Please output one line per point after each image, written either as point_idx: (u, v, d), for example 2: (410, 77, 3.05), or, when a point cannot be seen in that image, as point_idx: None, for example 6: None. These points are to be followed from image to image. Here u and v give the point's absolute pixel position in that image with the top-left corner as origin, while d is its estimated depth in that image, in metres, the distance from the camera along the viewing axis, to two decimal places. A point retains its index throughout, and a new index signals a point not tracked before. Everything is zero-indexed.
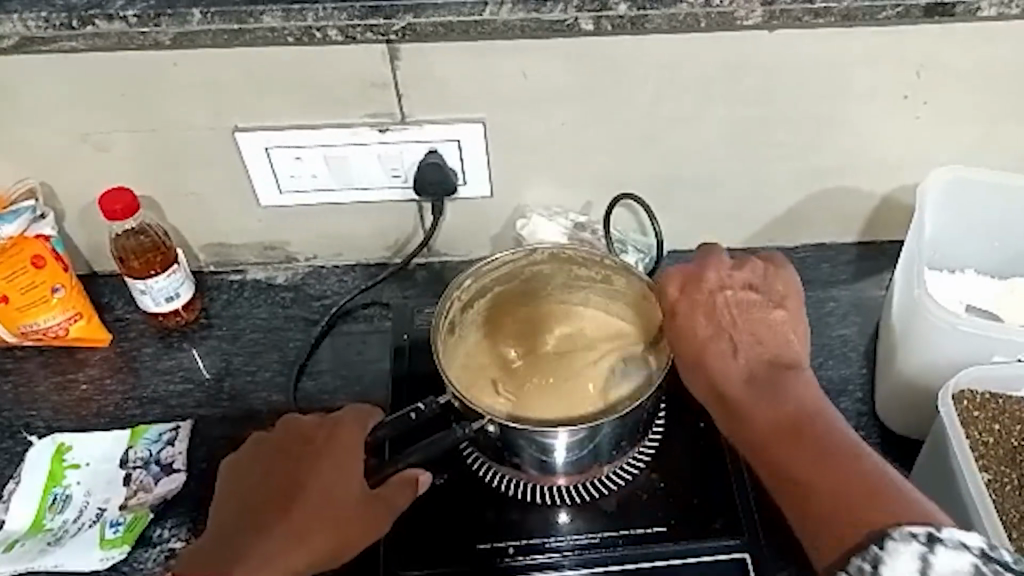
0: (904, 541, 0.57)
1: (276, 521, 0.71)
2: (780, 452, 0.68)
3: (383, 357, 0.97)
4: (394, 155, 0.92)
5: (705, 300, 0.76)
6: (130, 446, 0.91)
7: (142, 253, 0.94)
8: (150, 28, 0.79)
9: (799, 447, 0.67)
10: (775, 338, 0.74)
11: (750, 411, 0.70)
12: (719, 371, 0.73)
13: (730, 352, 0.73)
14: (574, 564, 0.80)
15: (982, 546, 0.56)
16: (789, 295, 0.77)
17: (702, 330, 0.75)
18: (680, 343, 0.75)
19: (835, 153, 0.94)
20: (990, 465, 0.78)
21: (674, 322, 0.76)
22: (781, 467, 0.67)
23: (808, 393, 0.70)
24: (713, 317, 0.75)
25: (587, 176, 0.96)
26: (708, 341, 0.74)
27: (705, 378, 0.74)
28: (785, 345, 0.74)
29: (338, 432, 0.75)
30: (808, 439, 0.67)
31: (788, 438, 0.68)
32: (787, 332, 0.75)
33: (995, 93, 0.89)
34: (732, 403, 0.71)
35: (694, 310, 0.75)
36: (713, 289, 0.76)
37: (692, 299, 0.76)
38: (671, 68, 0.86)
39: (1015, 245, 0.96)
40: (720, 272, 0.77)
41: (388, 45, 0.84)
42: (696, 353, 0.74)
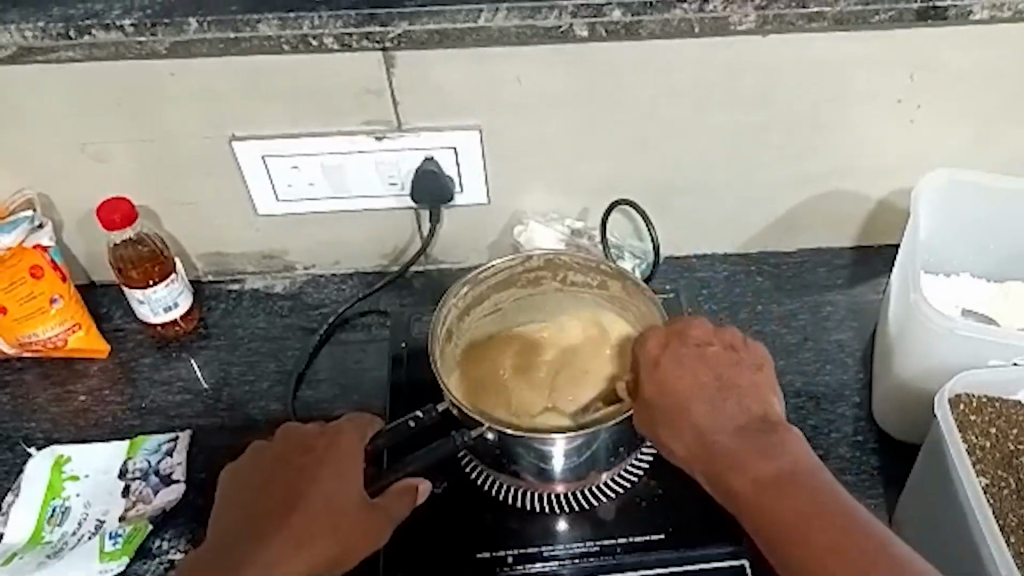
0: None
1: (277, 529, 0.71)
2: (775, 509, 0.65)
3: (381, 366, 0.97)
4: (390, 163, 0.92)
5: (687, 357, 0.72)
6: (129, 457, 0.91)
7: (139, 262, 0.94)
8: (146, 37, 0.79)
9: (795, 504, 0.64)
10: (759, 393, 0.71)
11: (741, 468, 0.67)
12: (708, 430, 0.69)
13: (716, 410, 0.70)
14: (572, 572, 0.80)
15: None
16: (763, 353, 0.74)
17: (687, 388, 0.71)
18: (663, 401, 0.71)
19: (832, 157, 0.94)
20: (987, 469, 0.78)
21: (655, 380, 0.72)
22: (779, 525, 0.64)
23: (797, 450, 0.68)
24: (698, 375, 0.71)
25: (583, 183, 0.96)
26: (693, 399, 0.70)
27: (691, 436, 0.70)
28: (768, 401, 0.71)
29: (337, 439, 0.76)
30: (803, 494, 0.65)
31: (783, 498, 0.65)
32: (768, 389, 0.72)
33: (988, 96, 0.89)
34: (723, 461, 0.68)
35: (677, 366, 0.72)
36: (697, 346, 0.73)
37: (674, 357, 0.72)
38: (667, 75, 0.87)
39: (1010, 247, 0.96)
40: (703, 330, 0.74)
41: (384, 52, 0.84)
42: (681, 411, 0.70)
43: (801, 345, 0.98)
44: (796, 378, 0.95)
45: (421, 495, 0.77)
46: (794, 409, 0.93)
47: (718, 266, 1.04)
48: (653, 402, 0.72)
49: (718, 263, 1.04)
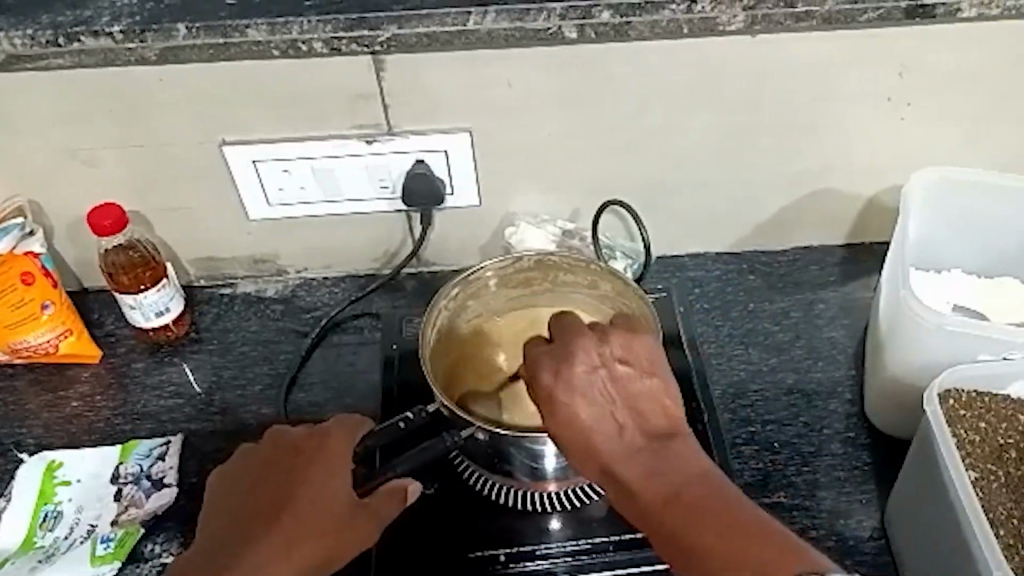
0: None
1: (265, 530, 0.71)
2: (679, 527, 0.61)
3: (374, 368, 0.97)
4: (381, 166, 0.92)
5: (580, 382, 0.67)
6: (121, 462, 0.91)
7: (130, 268, 0.94)
8: (136, 44, 0.80)
9: (698, 516, 0.61)
10: (655, 408, 0.67)
11: (646, 492, 0.63)
12: (609, 456, 0.65)
13: (613, 434, 0.66)
14: (565, 570, 0.80)
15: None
16: (656, 360, 0.70)
17: (582, 415, 0.66)
18: (562, 429, 0.67)
19: (819, 155, 0.95)
20: (976, 463, 0.78)
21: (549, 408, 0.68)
22: (685, 539, 0.61)
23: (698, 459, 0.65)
24: (592, 399, 0.67)
25: (573, 183, 0.96)
26: (589, 427, 0.66)
27: (595, 463, 0.66)
28: (665, 413, 0.67)
29: (326, 441, 0.75)
30: (703, 504, 0.61)
31: (688, 513, 0.61)
32: (664, 398, 0.68)
33: (974, 93, 0.90)
34: (627, 487, 0.64)
35: (570, 392, 0.67)
36: (586, 368, 0.67)
37: (566, 383, 0.67)
38: (655, 75, 0.87)
39: (998, 243, 0.96)
40: (588, 349, 0.68)
41: (374, 56, 0.84)
42: (580, 440, 0.66)
43: (793, 343, 0.98)
44: (788, 375, 0.95)
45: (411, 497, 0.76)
46: (786, 406, 0.93)
47: (709, 265, 1.04)
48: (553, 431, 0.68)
49: (710, 262, 1.04)
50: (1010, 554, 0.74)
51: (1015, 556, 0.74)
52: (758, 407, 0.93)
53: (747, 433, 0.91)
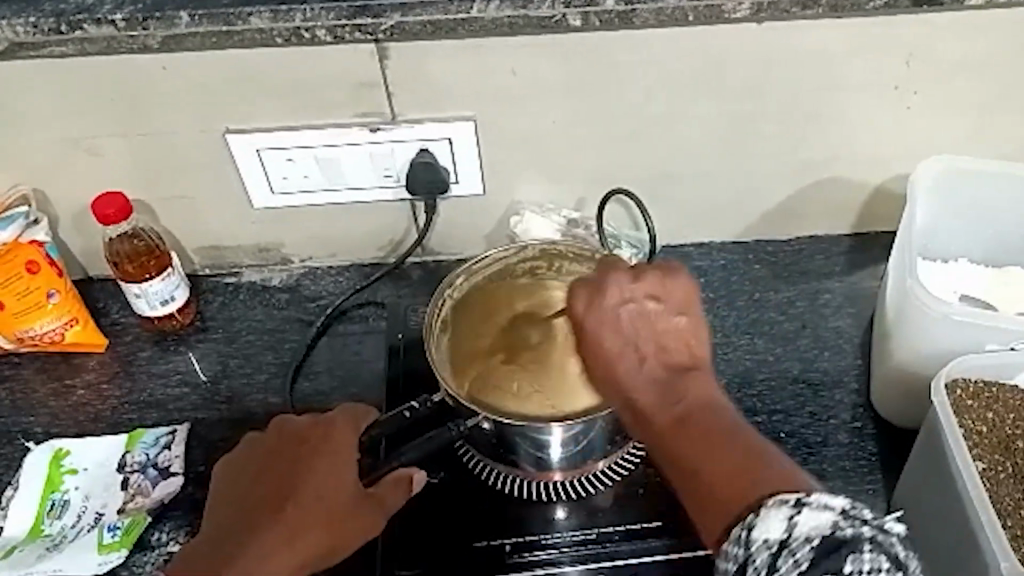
0: (774, 506, 0.58)
1: (271, 519, 0.71)
2: (682, 450, 0.65)
3: (379, 357, 0.97)
4: (386, 154, 0.92)
5: (608, 315, 0.70)
6: (127, 451, 0.91)
7: (135, 257, 0.94)
8: (138, 32, 0.79)
9: (701, 444, 0.64)
10: (679, 343, 0.69)
11: (657, 418, 0.67)
12: (627, 384, 0.69)
13: (633, 364, 0.69)
14: (571, 560, 0.80)
15: (847, 506, 0.57)
16: (691, 298, 0.71)
17: (606, 345, 0.70)
18: (586, 357, 0.71)
19: (827, 144, 0.94)
20: (983, 453, 0.78)
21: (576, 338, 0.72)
22: (681, 457, 0.65)
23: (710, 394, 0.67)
24: (619, 330, 0.69)
25: (578, 172, 0.96)
26: (611, 356, 0.69)
27: (610, 391, 0.70)
28: (688, 349, 0.69)
29: (331, 432, 0.75)
30: (709, 433, 0.65)
31: (688, 437, 0.65)
32: (689, 335, 0.70)
33: (983, 80, 0.89)
34: (638, 412, 0.68)
35: (597, 323, 0.70)
36: (616, 303, 0.70)
37: (596, 314, 0.70)
38: (661, 63, 0.86)
39: (1007, 232, 0.96)
40: (620, 284, 0.70)
41: (377, 44, 0.84)
42: (601, 369, 0.70)
43: (799, 332, 0.98)
44: (794, 365, 0.95)
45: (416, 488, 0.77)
46: (792, 396, 0.93)
47: (715, 254, 1.04)
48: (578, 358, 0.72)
49: (716, 251, 1.04)
50: (1016, 545, 0.74)
51: (1021, 546, 0.74)
52: (763, 397, 0.93)
53: (753, 423, 0.91)
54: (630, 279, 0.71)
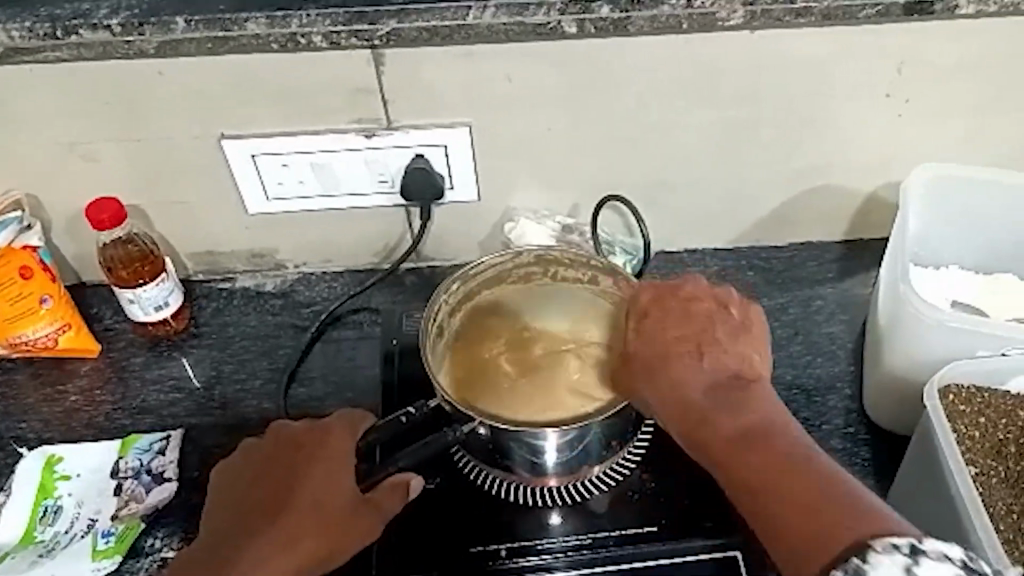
0: (886, 552, 0.56)
1: (267, 526, 0.71)
2: (735, 445, 0.67)
3: (374, 363, 0.97)
4: (381, 160, 0.92)
5: (673, 316, 0.76)
6: (120, 457, 0.91)
7: (129, 262, 0.94)
8: (134, 37, 0.80)
9: (768, 453, 0.66)
10: (741, 353, 0.73)
11: (710, 411, 0.70)
12: (684, 375, 0.72)
13: (693, 359, 0.73)
14: (567, 564, 0.80)
15: (964, 558, 0.56)
16: (754, 315, 0.76)
17: (671, 338, 0.74)
18: (643, 349, 0.75)
19: (820, 150, 0.94)
20: (976, 458, 0.78)
21: (637, 331, 0.77)
22: (747, 467, 0.66)
23: (772, 406, 0.70)
24: (687, 327, 0.74)
25: (573, 178, 0.96)
26: (672, 347, 0.74)
27: (659, 383, 0.73)
28: (751, 361, 0.73)
29: (327, 438, 0.75)
30: (763, 432, 0.67)
31: (754, 446, 0.67)
32: (751, 348, 0.74)
33: (974, 89, 0.90)
34: (690, 403, 0.71)
35: (665, 318, 0.76)
36: (682, 305, 0.76)
37: (666, 309, 0.76)
38: (655, 71, 0.87)
39: (997, 240, 0.96)
40: (689, 288, 0.77)
41: (372, 50, 0.84)
42: (658, 360, 0.74)
43: (792, 339, 0.98)
44: (787, 371, 0.96)
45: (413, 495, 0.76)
46: (785, 402, 0.93)
47: (709, 260, 1.04)
48: (632, 351, 0.76)
49: (709, 257, 1.04)
50: (1010, 549, 0.75)
51: (1014, 550, 0.74)
52: None
53: None
54: (697, 285, 0.77)
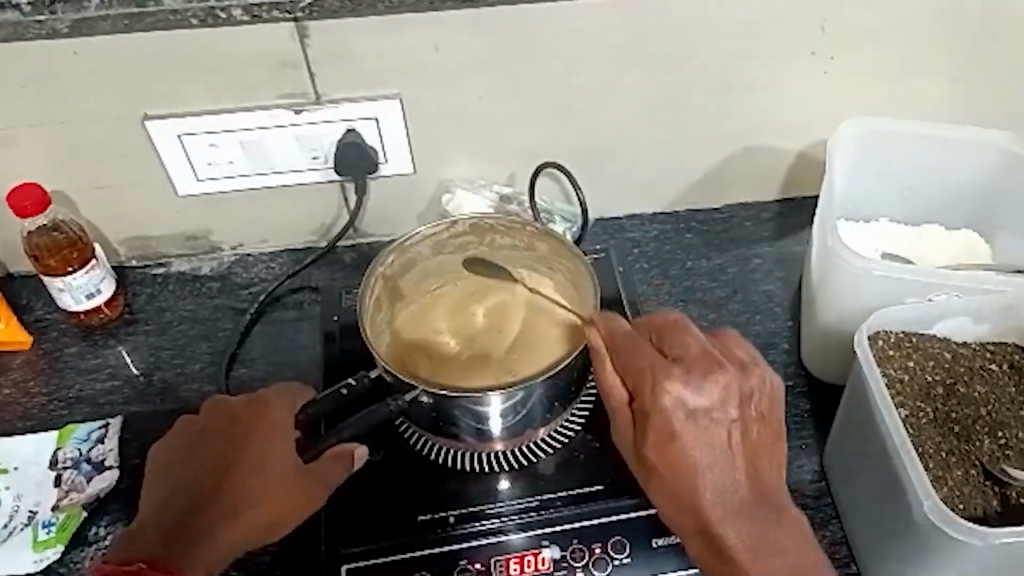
0: None
1: (209, 501, 0.70)
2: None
3: (315, 342, 0.96)
4: (312, 136, 0.91)
5: (685, 434, 0.67)
6: (59, 447, 0.89)
7: (56, 250, 0.92)
8: (46, 16, 0.78)
9: None
10: (753, 459, 0.69)
11: (721, 528, 0.67)
12: (708, 487, 0.67)
13: (715, 468, 0.68)
14: (517, 526, 0.80)
15: None
16: (758, 394, 0.69)
17: (702, 444, 0.67)
18: (661, 456, 0.68)
19: (748, 111, 0.96)
20: (906, 401, 0.78)
21: (653, 436, 0.68)
22: None
23: (791, 529, 0.68)
24: (708, 436, 0.68)
25: (507, 148, 0.96)
26: (702, 458, 0.67)
27: (670, 491, 0.69)
28: (763, 465, 0.69)
29: (267, 413, 0.74)
30: (771, 548, 0.67)
31: None
32: (763, 442, 0.69)
33: (897, 43, 0.91)
34: (712, 519, 0.68)
35: (687, 426, 0.67)
36: (691, 418, 0.67)
37: (694, 414, 0.67)
38: (584, 35, 0.87)
39: (923, 192, 0.99)
40: (688, 390, 0.68)
41: (296, 23, 0.83)
42: (675, 472, 0.68)
43: (731, 297, 1.00)
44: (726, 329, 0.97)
45: (355, 467, 0.75)
46: None
47: (647, 225, 1.06)
48: (655, 452, 0.68)
49: (648, 222, 1.06)
50: (938, 485, 0.74)
51: (943, 486, 0.74)
52: None
53: None
54: (699, 383, 0.68)
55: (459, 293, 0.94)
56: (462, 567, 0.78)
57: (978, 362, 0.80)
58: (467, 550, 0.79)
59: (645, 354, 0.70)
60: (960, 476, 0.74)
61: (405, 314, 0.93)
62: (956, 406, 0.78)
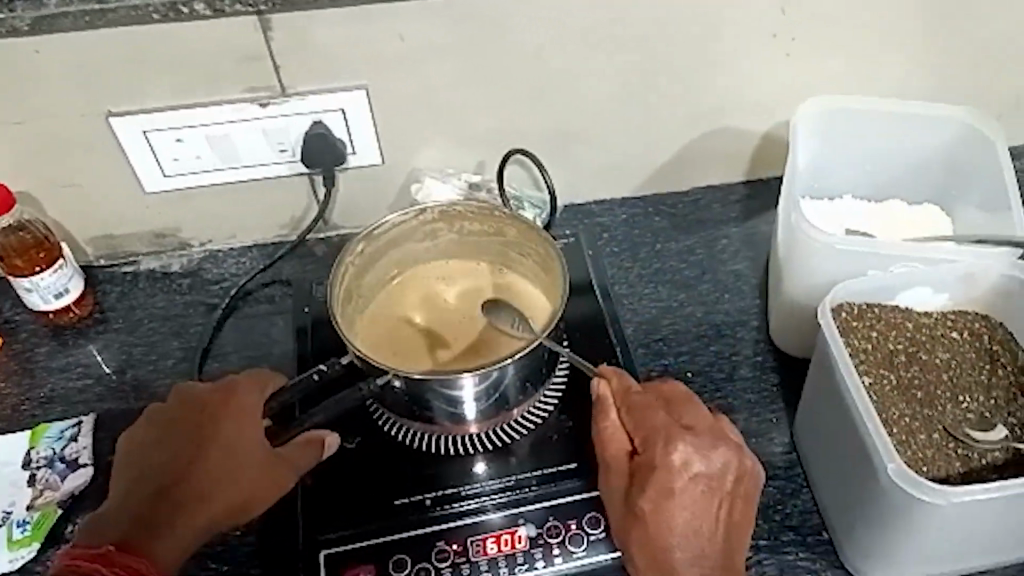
0: None
1: (179, 485, 0.70)
2: None
3: (289, 335, 0.96)
4: (279, 129, 0.91)
5: (680, 493, 0.68)
6: (32, 447, 0.88)
7: (23, 250, 0.91)
8: (4, 14, 0.77)
9: None
10: (731, 530, 0.69)
11: None
12: (684, 547, 0.68)
13: (697, 531, 0.68)
14: (493, 506, 0.81)
15: None
16: (750, 471, 0.70)
17: (692, 505, 0.68)
18: (650, 511, 0.68)
19: (712, 94, 0.97)
20: (869, 368, 0.80)
21: (648, 491, 0.68)
22: None
23: None
24: (706, 499, 0.69)
25: (475, 137, 0.97)
26: (687, 518, 0.68)
27: (651, 543, 0.68)
28: (736, 538, 0.69)
29: (234, 399, 0.74)
30: None
31: None
32: (743, 515, 0.70)
33: (854, 23, 0.93)
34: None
35: (687, 488, 0.68)
36: (690, 482, 0.68)
37: (695, 477, 0.68)
38: (546, 20, 0.87)
39: (883, 169, 1.01)
40: (697, 455, 0.69)
41: (259, 16, 0.83)
42: (660, 529, 0.68)
43: (700, 278, 1.01)
44: (697, 309, 0.98)
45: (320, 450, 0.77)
46: (697, 336, 0.96)
47: (617, 210, 1.07)
48: (645, 506, 0.68)
49: (617, 207, 1.07)
50: (902, 449, 0.75)
51: (907, 450, 0.75)
52: (668, 341, 0.96)
53: (661, 365, 0.94)
54: (708, 448, 0.69)
55: (431, 280, 0.95)
56: (439, 549, 0.78)
57: (938, 330, 0.82)
58: (444, 532, 0.80)
59: (657, 416, 0.71)
60: (924, 439, 0.76)
61: (376, 302, 0.94)
62: (917, 372, 0.80)
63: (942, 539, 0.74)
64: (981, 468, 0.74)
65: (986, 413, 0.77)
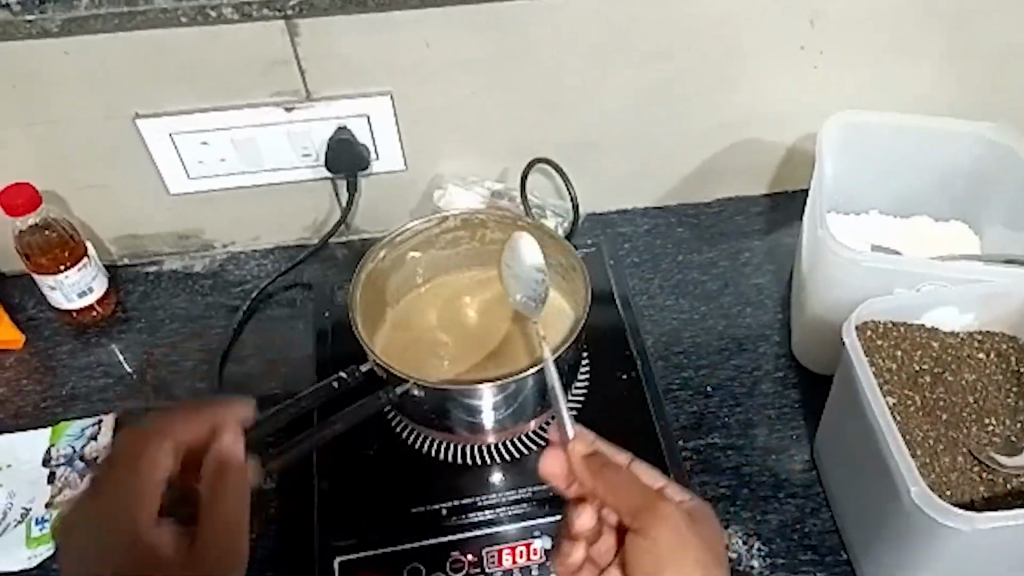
0: None
1: (134, 564, 0.68)
2: None
3: (308, 339, 0.96)
4: (303, 133, 0.91)
5: (711, 529, 0.72)
6: (52, 445, 0.89)
7: (48, 249, 0.92)
8: (36, 15, 0.78)
9: None
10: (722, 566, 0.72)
11: None
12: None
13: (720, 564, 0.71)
14: (508, 517, 0.80)
15: None
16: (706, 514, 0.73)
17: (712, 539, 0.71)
18: (707, 540, 0.70)
19: (738, 106, 0.96)
20: (894, 389, 0.78)
21: (701, 520, 0.71)
22: None
23: None
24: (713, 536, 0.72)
25: (498, 145, 0.97)
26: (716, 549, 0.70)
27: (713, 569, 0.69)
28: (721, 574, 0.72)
29: (113, 461, 0.77)
30: None
31: None
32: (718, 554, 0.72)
33: (882, 37, 0.92)
34: None
35: (707, 527, 0.72)
36: (707, 518, 0.72)
37: (704, 514, 0.73)
38: (572, 29, 0.87)
39: (911, 185, 1.00)
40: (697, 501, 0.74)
41: (287, 21, 0.83)
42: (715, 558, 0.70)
43: (722, 290, 1.00)
44: (718, 322, 0.97)
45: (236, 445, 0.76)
46: (718, 350, 0.95)
47: (639, 220, 1.06)
48: (704, 533, 0.70)
49: (639, 216, 1.06)
50: (925, 472, 0.74)
51: (930, 473, 0.74)
52: (688, 353, 0.95)
53: (680, 377, 0.93)
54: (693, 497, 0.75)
55: (452, 290, 0.95)
56: (454, 558, 0.78)
57: (965, 351, 0.81)
58: (459, 542, 0.79)
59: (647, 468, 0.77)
60: (948, 463, 0.75)
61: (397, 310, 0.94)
62: (944, 394, 0.79)
63: (964, 564, 0.73)
64: (1006, 494, 0.73)
65: (1013, 437, 0.76)
